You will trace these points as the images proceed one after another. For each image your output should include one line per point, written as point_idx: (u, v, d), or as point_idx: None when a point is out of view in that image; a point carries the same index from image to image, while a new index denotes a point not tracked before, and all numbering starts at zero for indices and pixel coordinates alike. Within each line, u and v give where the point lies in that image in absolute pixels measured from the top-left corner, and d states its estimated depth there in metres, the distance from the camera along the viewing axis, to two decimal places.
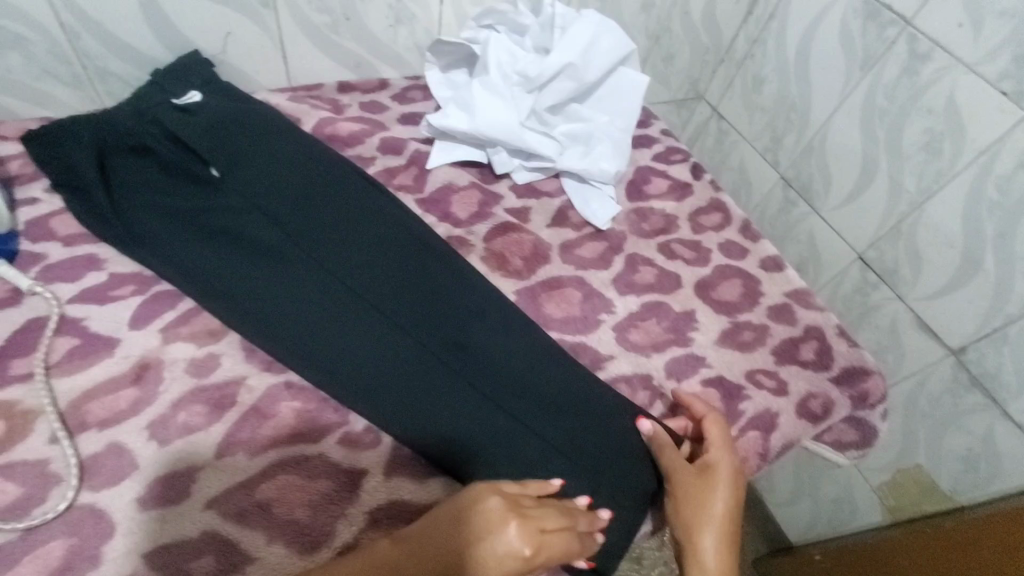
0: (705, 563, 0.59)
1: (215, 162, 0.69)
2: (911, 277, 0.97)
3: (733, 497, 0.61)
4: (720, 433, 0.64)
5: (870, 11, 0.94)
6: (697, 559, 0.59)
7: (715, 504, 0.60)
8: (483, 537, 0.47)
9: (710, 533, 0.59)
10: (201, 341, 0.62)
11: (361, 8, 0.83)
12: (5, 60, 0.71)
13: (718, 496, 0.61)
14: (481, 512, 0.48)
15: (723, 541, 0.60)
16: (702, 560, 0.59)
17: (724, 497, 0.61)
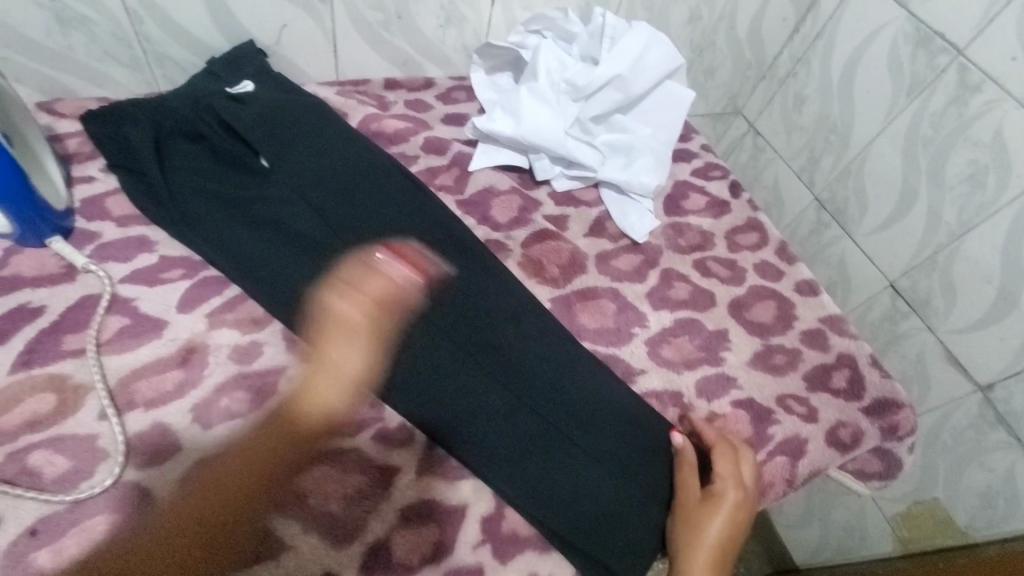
0: None
1: (265, 152, 0.70)
2: (944, 308, 0.95)
3: (732, 530, 0.60)
4: (727, 463, 0.62)
5: (921, 38, 0.93)
6: None
7: (710, 532, 0.59)
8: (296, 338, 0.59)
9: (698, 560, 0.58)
10: (246, 329, 0.63)
11: (413, 7, 0.84)
12: (69, 40, 0.72)
13: (715, 525, 0.59)
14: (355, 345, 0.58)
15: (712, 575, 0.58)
16: None
17: (719, 528, 0.59)
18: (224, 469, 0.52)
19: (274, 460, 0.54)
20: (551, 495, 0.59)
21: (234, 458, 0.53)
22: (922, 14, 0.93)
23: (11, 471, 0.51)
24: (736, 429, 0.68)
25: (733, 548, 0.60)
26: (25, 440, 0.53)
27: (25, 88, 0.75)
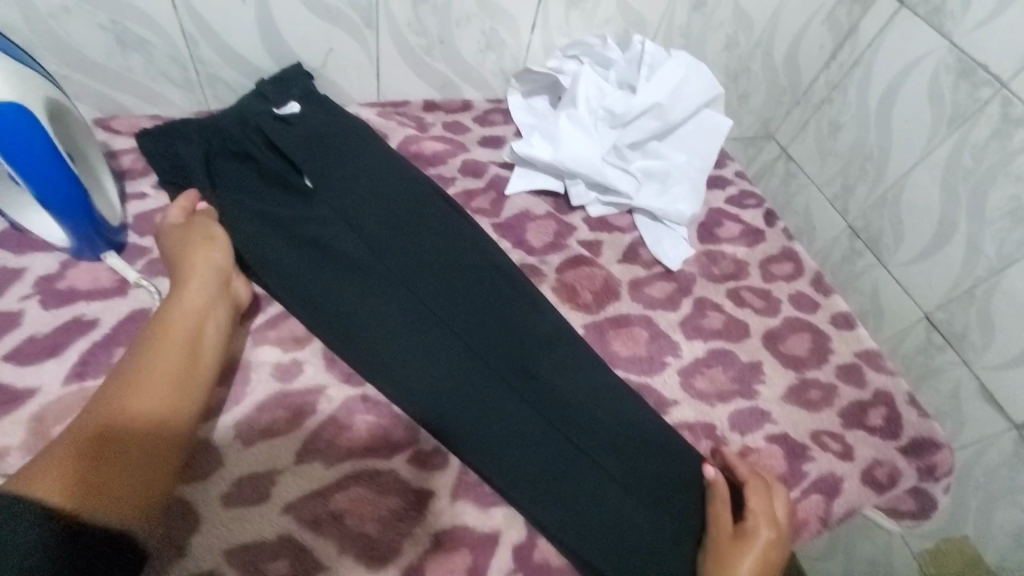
0: None
1: (310, 173, 0.71)
2: (981, 343, 0.94)
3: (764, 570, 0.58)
4: (760, 499, 0.61)
5: (963, 69, 0.92)
6: None
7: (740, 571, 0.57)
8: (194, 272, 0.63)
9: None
10: (287, 347, 0.66)
11: (456, 33, 0.86)
12: (128, 61, 0.75)
13: (746, 564, 0.57)
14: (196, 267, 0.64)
15: None
16: None
17: (750, 567, 0.57)
18: (156, 354, 0.54)
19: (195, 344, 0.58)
20: (586, 527, 0.59)
21: (165, 346, 0.56)
22: (965, 46, 0.92)
23: None
24: (770, 464, 0.67)
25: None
26: None
27: (83, 104, 0.78)
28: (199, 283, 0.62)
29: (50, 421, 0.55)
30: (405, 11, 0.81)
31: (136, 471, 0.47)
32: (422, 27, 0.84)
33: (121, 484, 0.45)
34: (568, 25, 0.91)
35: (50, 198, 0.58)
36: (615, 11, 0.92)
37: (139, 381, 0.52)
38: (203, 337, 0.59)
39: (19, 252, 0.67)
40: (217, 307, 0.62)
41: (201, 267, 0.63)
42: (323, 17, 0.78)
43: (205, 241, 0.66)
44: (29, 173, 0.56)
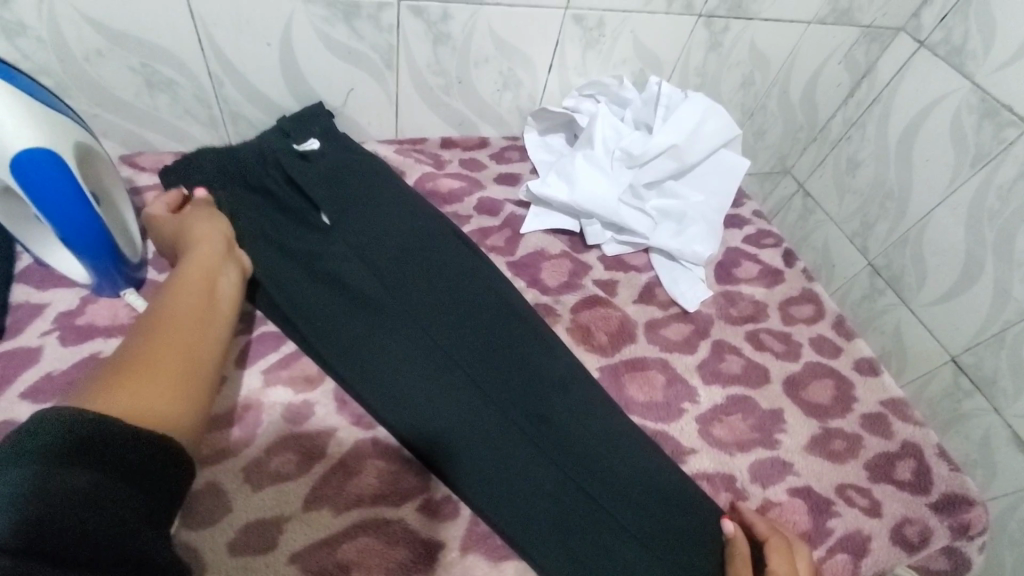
0: None
1: (327, 210, 0.71)
2: (1012, 391, 0.92)
3: None
4: (782, 559, 0.58)
5: (987, 109, 0.93)
6: None
7: None
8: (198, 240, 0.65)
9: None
10: (299, 387, 0.65)
11: (474, 73, 0.87)
12: (155, 101, 0.77)
13: None
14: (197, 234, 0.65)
15: None
16: None
17: None
18: (170, 307, 0.55)
19: (209, 296, 0.59)
20: None
21: (179, 295, 0.57)
22: (987, 86, 0.93)
23: None
24: (793, 519, 0.64)
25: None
26: None
27: (110, 141, 0.80)
28: (205, 247, 0.63)
29: None
30: (426, 52, 0.82)
31: (163, 384, 0.47)
32: (441, 68, 0.85)
33: (155, 406, 0.45)
34: (585, 65, 0.92)
35: (73, 240, 0.59)
36: (631, 51, 0.93)
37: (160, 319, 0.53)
38: (218, 293, 0.60)
39: (41, 287, 0.68)
40: (226, 268, 0.63)
41: (206, 234, 0.65)
42: (343, 58, 0.79)
43: (208, 216, 0.68)
44: (55, 214, 0.57)
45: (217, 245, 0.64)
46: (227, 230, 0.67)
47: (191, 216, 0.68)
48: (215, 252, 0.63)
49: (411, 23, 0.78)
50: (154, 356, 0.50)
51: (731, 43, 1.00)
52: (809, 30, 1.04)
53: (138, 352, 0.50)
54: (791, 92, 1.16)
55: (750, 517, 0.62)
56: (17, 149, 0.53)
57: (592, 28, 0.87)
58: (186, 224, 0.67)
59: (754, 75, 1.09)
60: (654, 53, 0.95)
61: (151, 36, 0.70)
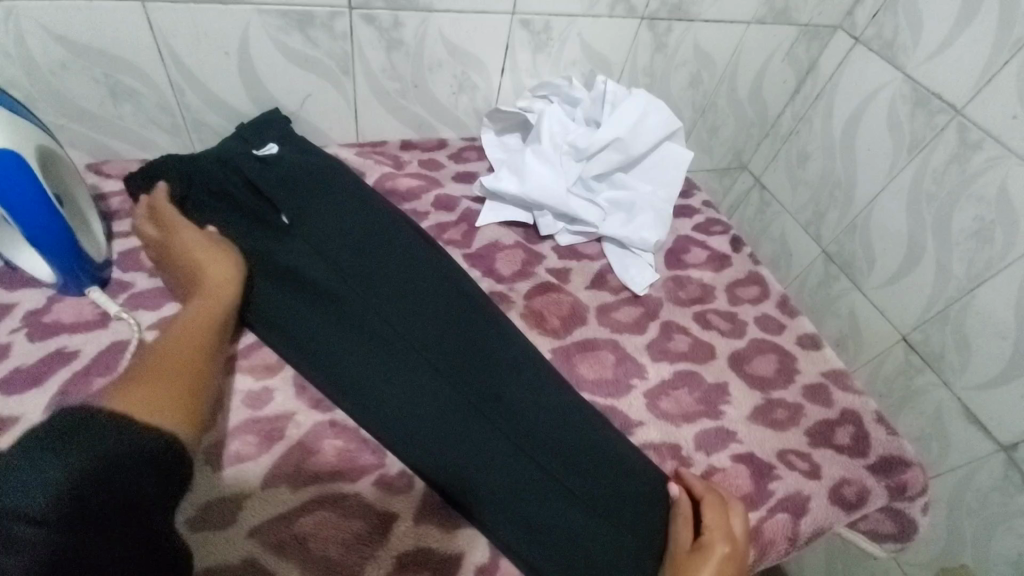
0: None
1: (286, 211, 0.76)
2: (959, 364, 0.97)
3: None
4: (716, 515, 0.62)
5: (918, 98, 1.00)
6: None
7: None
8: (214, 273, 0.68)
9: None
10: (259, 375, 0.68)
11: (429, 77, 0.92)
12: (119, 110, 0.80)
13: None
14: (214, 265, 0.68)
15: None
16: None
17: None
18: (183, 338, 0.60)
19: (217, 316, 0.64)
20: (549, 547, 0.59)
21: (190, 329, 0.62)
22: (917, 77, 1.00)
23: None
24: (735, 483, 0.68)
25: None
26: None
27: (77, 151, 0.83)
28: (224, 285, 0.67)
29: None
30: (380, 59, 0.86)
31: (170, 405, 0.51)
32: (397, 72, 0.89)
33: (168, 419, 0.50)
34: (536, 68, 0.97)
35: (36, 237, 0.62)
36: (580, 53, 0.99)
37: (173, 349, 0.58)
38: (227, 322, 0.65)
39: (10, 288, 0.70)
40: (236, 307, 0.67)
41: (223, 270, 0.68)
42: (300, 65, 0.83)
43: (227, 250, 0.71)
44: (16, 212, 0.59)
45: (229, 271, 0.68)
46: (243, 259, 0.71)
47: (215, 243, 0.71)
48: (230, 279, 0.68)
49: (363, 29, 0.82)
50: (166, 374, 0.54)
51: (675, 43, 1.06)
52: (750, 30, 1.10)
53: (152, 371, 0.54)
54: (739, 89, 1.22)
55: (688, 480, 0.66)
56: None
57: (540, 32, 0.92)
58: (182, 241, 0.70)
59: (701, 74, 1.15)
60: (603, 54, 1.01)
61: (115, 48, 0.74)
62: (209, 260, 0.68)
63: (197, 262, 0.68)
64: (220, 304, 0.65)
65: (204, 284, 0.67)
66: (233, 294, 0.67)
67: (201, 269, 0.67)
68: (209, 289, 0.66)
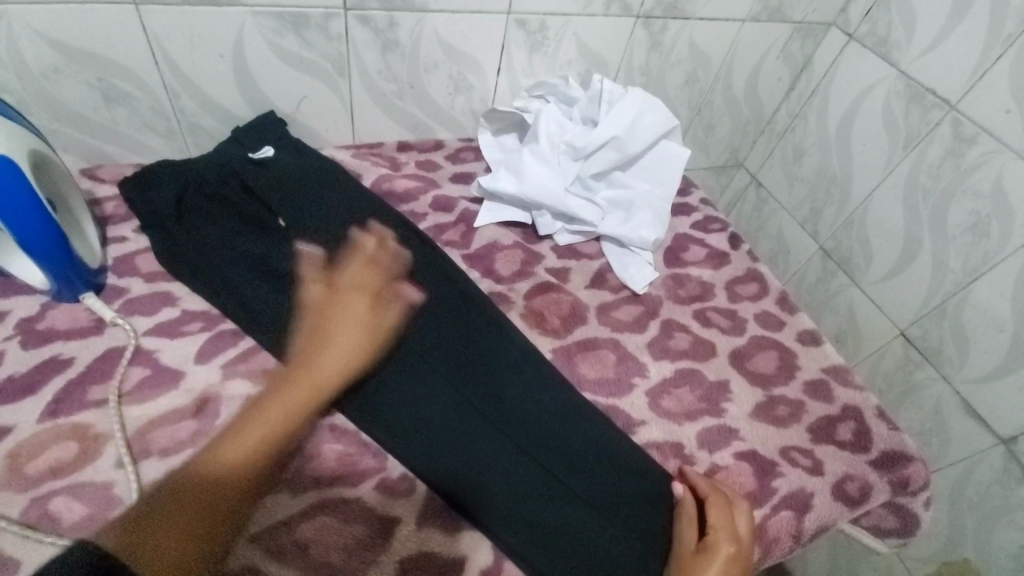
0: None
1: (283, 214, 0.77)
2: (957, 358, 0.98)
3: None
4: (721, 514, 0.61)
5: (913, 94, 1.00)
6: None
7: None
8: (337, 350, 0.62)
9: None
10: (257, 381, 0.65)
11: (425, 78, 0.91)
12: (113, 114, 0.79)
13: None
14: (340, 343, 0.62)
15: None
16: None
17: None
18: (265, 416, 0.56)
19: (310, 399, 0.59)
20: (553, 546, 0.59)
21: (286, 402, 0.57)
22: (912, 73, 1.00)
23: (33, 516, 0.53)
24: (739, 481, 0.68)
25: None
26: (46, 487, 0.54)
27: (70, 156, 0.82)
28: (337, 368, 0.61)
29: (24, 456, 0.56)
30: (376, 59, 0.86)
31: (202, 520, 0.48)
32: (392, 73, 0.89)
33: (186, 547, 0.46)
34: (532, 67, 0.97)
35: (30, 244, 0.61)
36: (575, 52, 0.98)
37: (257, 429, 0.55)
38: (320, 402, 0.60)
39: (3, 296, 0.69)
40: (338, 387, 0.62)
41: (345, 352, 0.62)
42: (295, 66, 0.83)
43: (357, 324, 0.64)
44: (10, 218, 0.58)
45: (349, 355, 0.62)
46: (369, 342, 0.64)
47: (350, 307, 0.64)
48: (344, 363, 0.62)
49: (358, 30, 0.81)
50: (223, 470, 0.51)
51: (670, 42, 1.06)
52: (744, 28, 1.10)
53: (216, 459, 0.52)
54: (735, 87, 1.22)
55: (694, 480, 0.65)
56: None
57: (535, 31, 0.92)
58: (355, 301, 0.65)
59: (696, 72, 1.15)
60: (598, 53, 1.01)
61: (107, 51, 0.73)
62: (359, 327, 0.63)
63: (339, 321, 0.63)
64: (322, 383, 0.60)
65: (323, 356, 0.61)
66: (343, 379, 0.61)
67: (335, 335, 0.62)
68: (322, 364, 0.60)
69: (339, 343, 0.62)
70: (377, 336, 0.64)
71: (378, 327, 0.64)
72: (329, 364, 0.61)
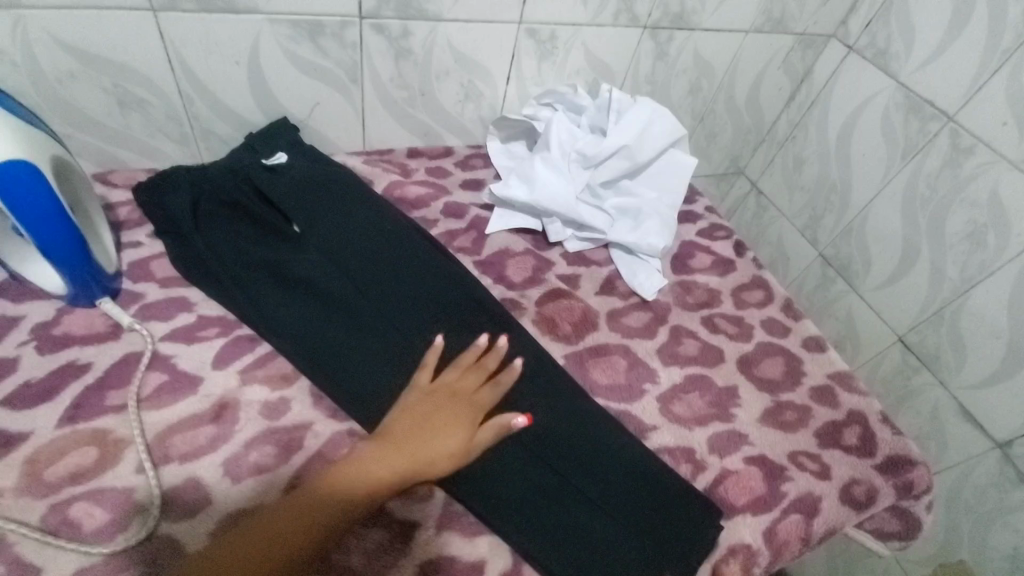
0: None
1: (298, 220, 0.77)
2: (955, 363, 1.00)
3: None
4: None
5: (911, 105, 1.03)
6: None
7: None
8: (428, 443, 0.58)
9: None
10: (276, 385, 0.66)
11: (436, 86, 0.92)
12: (127, 120, 0.79)
13: None
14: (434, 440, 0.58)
15: None
16: None
17: None
18: (340, 490, 0.55)
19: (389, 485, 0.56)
20: (570, 553, 0.60)
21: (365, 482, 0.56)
22: (911, 85, 1.03)
23: (53, 522, 0.53)
24: (748, 485, 0.69)
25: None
26: (66, 493, 0.54)
27: (83, 160, 0.82)
28: (422, 458, 0.57)
29: (43, 462, 0.56)
30: (389, 68, 0.87)
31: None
32: (405, 81, 0.89)
33: None
34: (541, 76, 0.98)
35: (51, 249, 0.61)
36: (583, 62, 1.00)
37: (331, 501, 0.54)
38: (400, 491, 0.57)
39: (18, 301, 0.68)
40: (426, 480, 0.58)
41: (438, 450, 0.58)
42: (309, 73, 0.83)
43: (450, 425, 0.59)
44: (34, 224, 0.59)
45: (441, 453, 0.58)
46: (461, 445, 0.59)
47: (451, 407, 0.60)
48: (432, 462, 0.57)
49: (373, 39, 0.82)
50: (288, 532, 0.53)
51: (676, 52, 1.07)
52: (748, 39, 1.12)
53: (283, 521, 0.53)
54: (738, 97, 1.24)
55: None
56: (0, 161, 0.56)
57: (545, 41, 0.93)
58: (464, 412, 0.60)
59: (701, 82, 1.16)
60: (606, 62, 1.02)
61: (125, 58, 0.73)
62: (455, 446, 0.58)
63: (440, 432, 0.59)
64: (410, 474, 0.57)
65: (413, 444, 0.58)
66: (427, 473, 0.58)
67: (432, 445, 0.58)
68: (411, 453, 0.57)
69: (430, 437, 0.58)
70: (472, 451, 0.59)
71: (475, 450, 0.59)
72: (416, 456, 0.57)
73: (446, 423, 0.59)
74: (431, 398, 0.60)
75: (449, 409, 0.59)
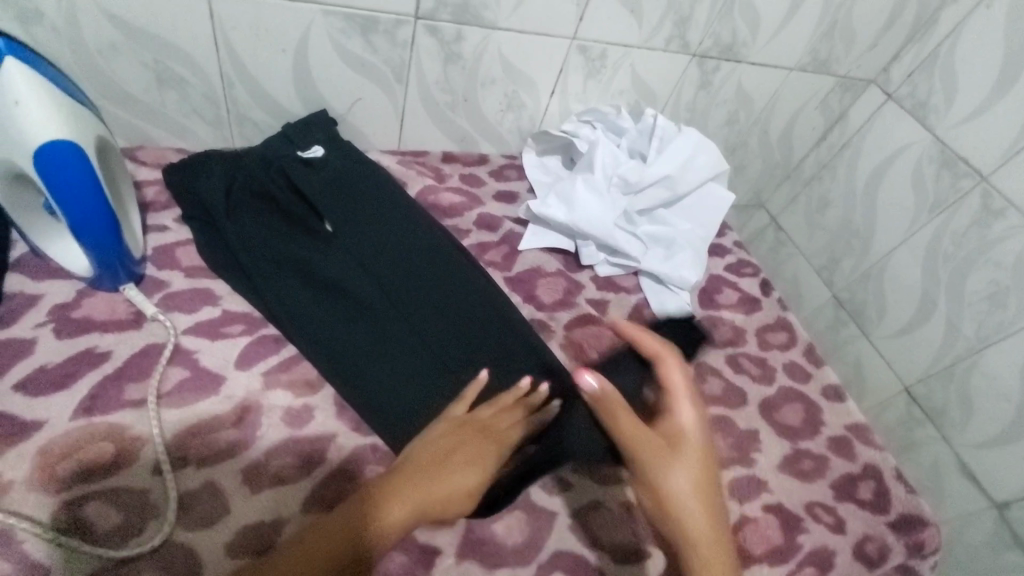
0: (687, 433, 0.61)
1: (331, 219, 0.75)
2: (960, 421, 1.01)
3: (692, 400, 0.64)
4: (671, 362, 0.65)
5: (945, 160, 1.03)
6: (679, 432, 0.61)
7: (679, 407, 0.63)
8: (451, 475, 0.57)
9: (697, 519, 0.57)
10: (299, 392, 0.64)
11: (481, 93, 0.90)
12: (162, 97, 0.76)
13: (679, 401, 0.63)
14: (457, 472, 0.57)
15: (695, 420, 0.62)
16: (682, 427, 0.61)
17: (683, 404, 0.63)
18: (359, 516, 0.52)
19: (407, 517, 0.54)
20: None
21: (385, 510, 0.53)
22: (947, 139, 1.02)
23: (65, 520, 0.50)
24: (766, 534, 0.68)
25: (716, 486, 0.59)
26: (78, 491, 0.52)
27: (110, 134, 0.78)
28: (443, 489, 0.56)
29: (55, 455, 0.53)
30: (437, 71, 0.85)
31: None
32: (450, 85, 0.87)
33: None
34: (585, 93, 0.97)
35: (80, 228, 0.58)
36: (628, 83, 0.99)
37: (348, 526, 0.51)
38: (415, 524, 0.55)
39: (36, 278, 0.66)
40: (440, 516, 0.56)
41: (458, 484, 0.57)
42: (355, 69, 0.81)
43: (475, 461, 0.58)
44: (66, 202, 0.56)
45: (461, 486, 0.57)
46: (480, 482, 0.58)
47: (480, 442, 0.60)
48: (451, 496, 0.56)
49: (426, 41, 0.80)
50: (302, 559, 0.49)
51: (720, 82, 1.07)
52: (791, 76, 1.12)
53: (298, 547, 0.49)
54: (772, 132, 1.23)
55: (641, 337, 0.67)
56: (43, 140, 0.54)
57: (594, 59, 0.92)
58: (491, 448, 0.60)
59: (739, 113, 1.16)
60: (650, 86, 1.01)
61: (169, 34, 0.70)
62: (474, 481, 0.57)
63: (465, 465, 0.58)
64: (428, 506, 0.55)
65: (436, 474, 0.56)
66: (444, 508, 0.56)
67: (454, 476, 0.57)
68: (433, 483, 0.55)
69: (454, 468, 0.57)
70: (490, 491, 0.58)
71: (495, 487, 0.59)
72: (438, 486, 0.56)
73: (473, 456, 0.58)
74: (460, 430, 0.60)
75: (477, 442, 0.59)
